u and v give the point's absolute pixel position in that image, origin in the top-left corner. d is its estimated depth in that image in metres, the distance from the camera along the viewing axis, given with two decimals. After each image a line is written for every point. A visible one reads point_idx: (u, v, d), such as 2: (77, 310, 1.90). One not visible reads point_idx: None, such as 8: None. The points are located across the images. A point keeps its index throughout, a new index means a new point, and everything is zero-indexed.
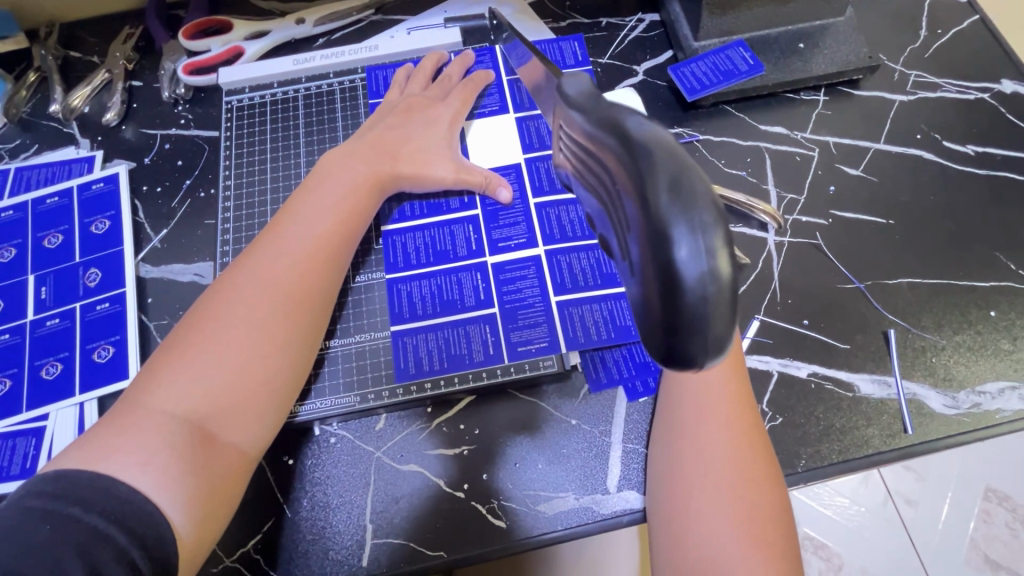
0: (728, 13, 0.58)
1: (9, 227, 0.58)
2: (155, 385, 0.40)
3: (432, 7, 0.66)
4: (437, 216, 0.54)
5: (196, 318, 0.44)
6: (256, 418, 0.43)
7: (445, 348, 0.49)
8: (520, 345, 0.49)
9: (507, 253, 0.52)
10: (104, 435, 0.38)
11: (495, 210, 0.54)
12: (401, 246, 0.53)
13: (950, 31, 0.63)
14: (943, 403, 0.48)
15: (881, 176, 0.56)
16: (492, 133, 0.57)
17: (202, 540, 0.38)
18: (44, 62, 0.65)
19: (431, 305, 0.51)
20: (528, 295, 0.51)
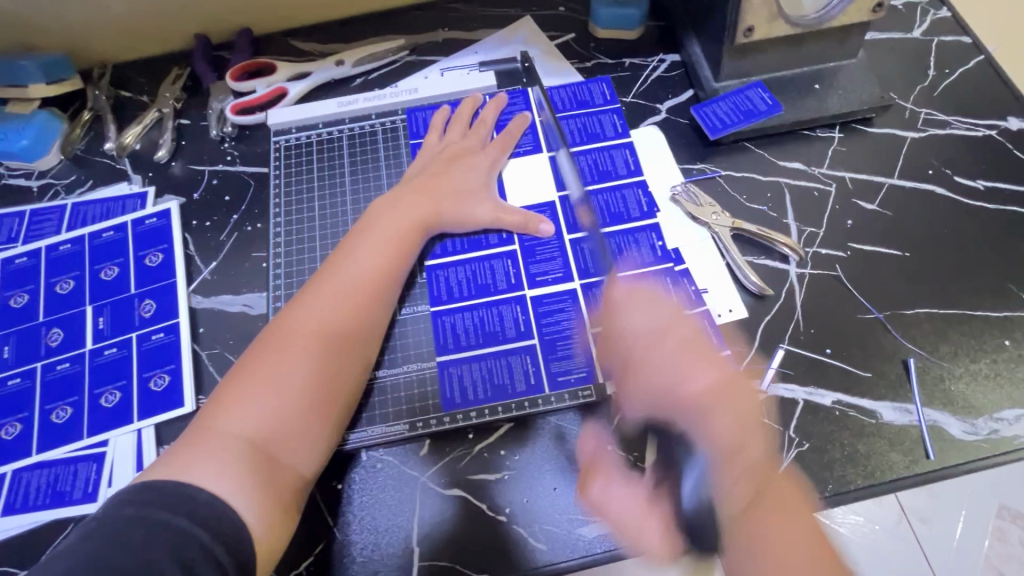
0: (747, 56, 0.61)
1: (67, 260, 0.61)
2: (229, 405, 0.44)
3: (464, 48, 0.70)
4: (477, 251, 0.57)
5: (262, 345, 0.47)
6: (316, 439, 0.46)
7: (488, 378, 0.52)
8: (560, 374, 0.52)
9: (545, 287, 0.55)
10: (185, 449, 0.42)
11: (531, 245, 0.57)
12: (444, 280, 0.56)
13: (957, 70, 0.66)
14: (962, 429, 0.50)
15: (896, 210, 0.59)
16: (527, 171, 0.61)
17: (270, 547, 0.41)
18: (98, 103, 0.69)
19: (474, 337, 0.54)
20: (566, 327, 0.53)
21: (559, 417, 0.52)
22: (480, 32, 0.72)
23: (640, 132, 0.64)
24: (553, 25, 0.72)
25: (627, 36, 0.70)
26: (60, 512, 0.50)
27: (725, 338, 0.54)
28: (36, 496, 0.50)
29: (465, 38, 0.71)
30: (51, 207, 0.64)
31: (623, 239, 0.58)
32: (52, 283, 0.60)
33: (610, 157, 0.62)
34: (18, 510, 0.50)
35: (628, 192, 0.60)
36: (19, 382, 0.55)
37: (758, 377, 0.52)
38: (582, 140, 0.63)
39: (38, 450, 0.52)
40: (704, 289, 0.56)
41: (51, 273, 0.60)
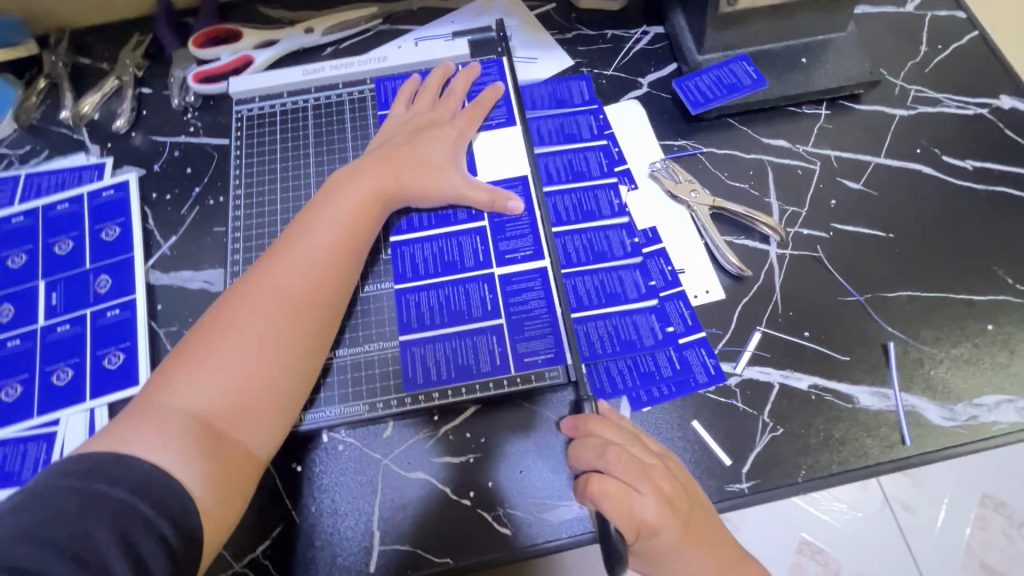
0: (733, 27, 0.59)
1: (19, 233, 0.58)
2: (175, 378, 0.42)
3: (440, 17, 0.67)
4: (445, 227, 0.55)
5: (212, 317, 0.45)
6: (268, 414, 0.44)
7: (453, 358, 0.50)
8: (526, 355, 0.50)
9: (514, 265, 0.53)
10: (126, 423, 0.40)
11: (501, 221, 0.55)
12: (409, 256, 0.54)
13: (950, 46, 0.64)
14: (941, 415, 0.49)
15: (882, 190, 0.57)
16: (500, 155, 0.58)
17: (218, 519, 0.40)
18: (55, 70, 0.66)
19: (438, 315, 0.52)
20: (534, 306, 0.52)
21: (525, 399, 0.50)
22: (456, 0, 0.69)
23: (620, 106, 0.62)
24: None
25: (610, 6, 0.67)
26: (8, 493, 0.48)
27: (700, 321, 0.52)
28: None
29: (441, 7, 0.68)
30: (3, 178, 0.61)
31: (594, 234, 0.55)
32: (4, 256, 0.57)
33: (585, 158, 0.59)
34: None
35: (601, 192, 0.57)
36: None
37: (732, 360, 0.51)
38: (555, 142, 0.60)
39: None
40: (680, 269, 0.54)
41: (3, 247, 0.58)
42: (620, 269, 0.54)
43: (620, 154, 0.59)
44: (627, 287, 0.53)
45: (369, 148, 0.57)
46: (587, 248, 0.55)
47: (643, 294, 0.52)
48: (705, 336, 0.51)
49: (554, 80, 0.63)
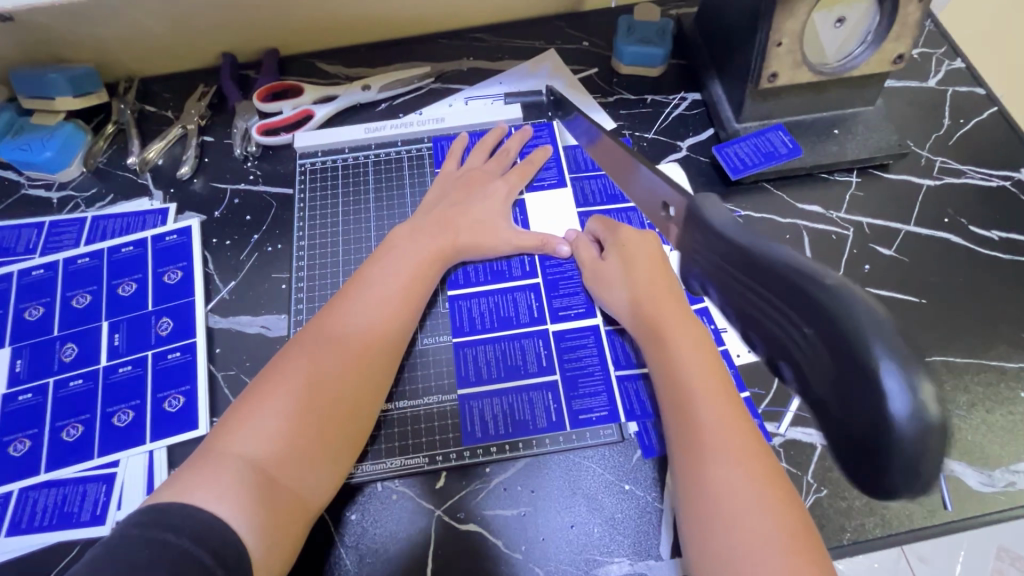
0: (771, 99, 0.62)
1: (85, 274, 0.60)
2: (235, 429, 0.44)
3: (488, 78, 0.71)
4: (500, 283, 0.58)
5: (272, 369, 0.47)
6: (317, 464, 0.45)
7: (510, 413, 0.52)
8: (581, 412, 0.52)
9: (568, 322, 0.56)
10: (187, 472, 0.42)
11: (555, 278, 0.58)
12: (466, 311, 0.57)
13: (971, 121, 0.67)
14: (979, 480, 0.50)
15: (913, 256, 0.60)
16: (548, 215, 0.62)
17: (267, 571, 0.41)
18: (123, 117, 0.69)
19: (496, 369, 0.54)
20: (588, 363, 0.54)
21: (576, 453, 0.51)
22: (504, 63, 0.73)
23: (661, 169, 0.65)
24: (577, 60, 0.73)
25: (650, 72, 0.71)
26: (67, 534, 0.49)
27: (743, 381, 0.54)
28: (44, 516, 0.49)
29: (490, 68, 0.73)
30: (70, 220, 0.64)
31: None
32: (68, 296, 0.59)
33: (627, 219, 0.61)
34: (25, 530, 0.49)
35: None
36: (30, 398, 0.55)
37: (776, 420, 0.52)
38: (601, 202, 0.62)
39: (46, 468, 0.51)
40: (722, 327, 0.56)
41: (67, 287, 0.60)
42: None
43: None
44: None
45: (419, 209, 0.60)
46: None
47: None
48: (749, 396, 0.53)
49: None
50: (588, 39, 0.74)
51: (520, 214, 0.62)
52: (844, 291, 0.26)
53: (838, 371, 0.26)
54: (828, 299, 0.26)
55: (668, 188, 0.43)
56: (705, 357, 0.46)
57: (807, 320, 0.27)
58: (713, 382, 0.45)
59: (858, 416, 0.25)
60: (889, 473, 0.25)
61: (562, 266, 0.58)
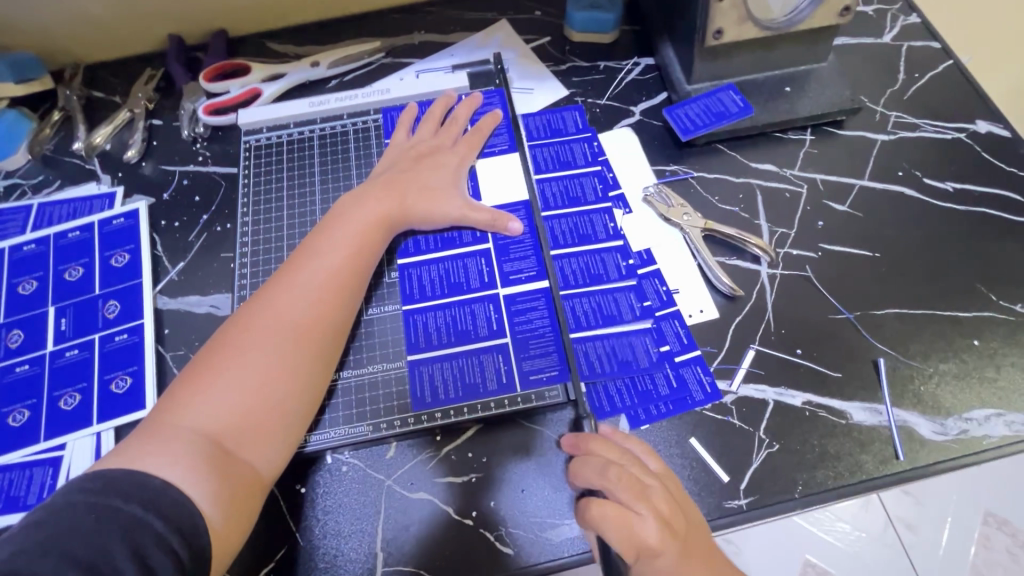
0: (719, 58, 0.61)
1: (31, 260, 0.60)
2: (183, 403, 0.43)
3: (440, 51, 0.71)
4: (450, 250, 0.58)
5: (217, 343, 0.47)
6: (273, 432, 0.45)
7: (460, 377, 0.52)
8: (532, 373, 0.52)
9: (518, 286, 0.55)
10: (136, 443, 0.41)
11: (505, 244, 0.58)
12: (416, 278, 0.56)
13: (926, 74, 0.67)
14: (932, 429, 0.50)
15: (867, 211, 0.59)
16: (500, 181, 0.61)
17: (224, 542, 0.40)
18: (69, 103, 0.69)
19: (445, 335, 0.54)
20: (538, 325, 0.54)
21: (528, 418, 0.51)
22: (456, 35, 0.72)
23: (613, 133, 0.64)
24: (529, 29, 0.72)
25: (602, 39, 0.70)
26: (14, 518, 0.48)
27: (694, 338, 0.53)
28: None
29: (441, 40, 0.72)
30: (16, 207, 0.63)
31: (590, 257, 0.57)
32: (14, 283, 0.59)
33: (580, 184, 0.61)
34: None
35: (597, 216, 0.59)
36: None
37: (727, 378, 0.52)
38: (552, 168, 0.62)
39: None
40: (674, 289, 0.56)
41: (13, 274, 0.59)
42: (616, 290, 0.55)
43: (613, 179, 0.61)
44: (623, 309, 0.54)
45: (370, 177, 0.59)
46: (583, 270, 0.56)
47: (640, 315, 0.53)
48: (700, 354, 0.53)
49: (548, 110, 0.66)
50: (540, 8, 0.73)
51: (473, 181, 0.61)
52: None
53: None
54: None
55: None
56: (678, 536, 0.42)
57: None
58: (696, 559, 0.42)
59: None
60: None
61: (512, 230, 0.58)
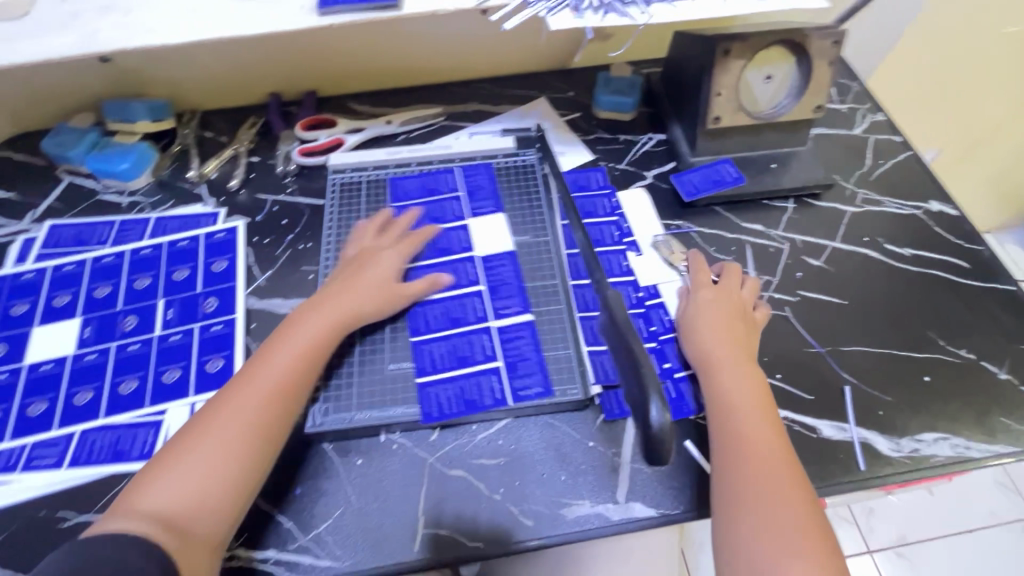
0: (718, 138, 0.76)
1: (147, 261, 0.73)
2: (147, 485, 0.48)
3: (490, 118, 0.86)
4: (450, 290, 0.67)
5: (187, 427, 0.52)
6: (226, 504, 0.49)
7: (461, 394, 0.60)
8: (520, 390, 0.60)
9: (508, 319, 0.65)
10: (104, 524, 0.46)
11: (496, 285, 0.68)
12: (422, 315, 0.65)
13: (889, 161, 0.81)
14: (888, 446, 0.59)
15: (837, 267, 0.72)
16: (456, 242, 0.72)
17: None
18: (186, 140, 0.84)
19: (448, 360, 0.63)
20: (525, 351, 0.63)
21: (549, 415, 0.61)
22: (504, 107, 0.88)
23: (628, 193, 0.78)
24: (563, 106, 0.88)
25: (623, 116, 0.86)
26: (120, 467, 0.58)
27: None
28: (101, 452, 0.59)
29: (492, 110, 0.88)
30: (137, 220, 0.77)
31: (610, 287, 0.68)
32: (131, 279, 0.71)
33: (600, 230, 0.74)
34: (84, 463, 0.58)
35: (614, 256, 0.71)
36: (95, 358, 0.65)
37: None
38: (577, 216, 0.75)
39: (106, 414, 0.61)
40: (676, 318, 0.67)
41: (132, 272, 0.72)
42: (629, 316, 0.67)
43: (628, 229, 0.74)
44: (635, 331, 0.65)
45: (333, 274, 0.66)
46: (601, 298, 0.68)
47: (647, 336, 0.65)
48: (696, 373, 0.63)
49: (496, 185, 0.77)
50: (574, 90, 0.90)
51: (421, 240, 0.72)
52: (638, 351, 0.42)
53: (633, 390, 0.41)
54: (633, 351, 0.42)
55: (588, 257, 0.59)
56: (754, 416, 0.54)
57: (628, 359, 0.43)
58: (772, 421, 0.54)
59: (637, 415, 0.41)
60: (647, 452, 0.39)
61: (501, 275, 0.68)
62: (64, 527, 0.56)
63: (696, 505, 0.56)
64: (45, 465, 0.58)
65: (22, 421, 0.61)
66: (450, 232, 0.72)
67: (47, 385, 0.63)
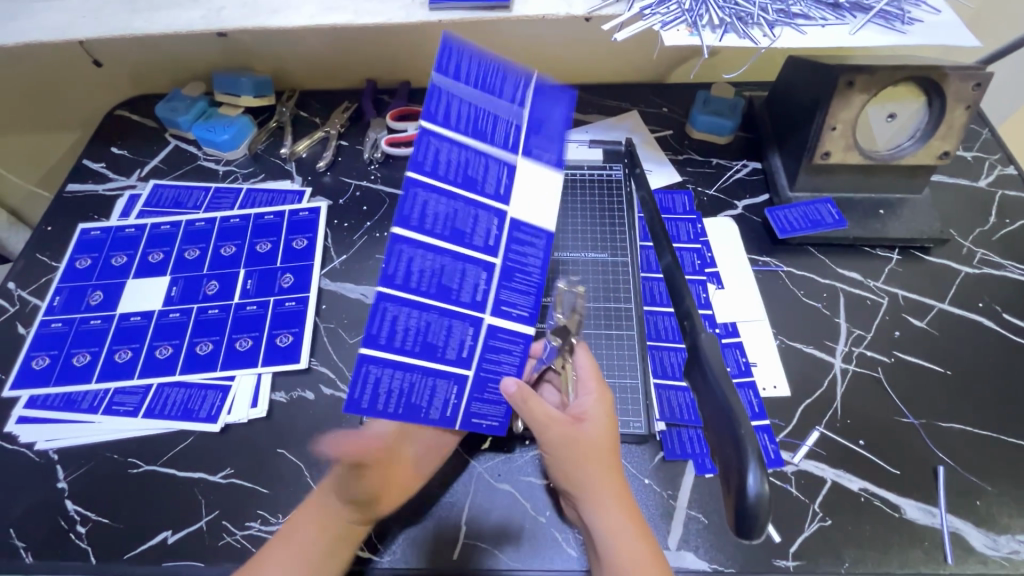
0: (822, 175, 0.71)
1: (234, 230, 0.76)
2: None
3: (578, 127, 0.84)
4: (456, 245, 0.52)
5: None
6: None
7: (406, 395, 0.54)
8: (476, 416, 0.57)
9: (504, 320, 0.56)
10: None
11: (512, 268, 0.55)
12: (406, 258, 0.50)
13: (1017, 221, 0.73)
14: (983, 542, 0.53)
15: (943, 330, 0.65)
16: (490, 180, 0.52)
17: None
18: (282, 117, 0.87)
19: (412, 342, 0.53)
20: (505, 369, 0.57)
21: None
22: (594, 116, 0.86)
23: (715, 221, 0.74)
24: (655, 122, 0.85)
25: (718, 139, 0.82)
26: (188, 424, 0.61)
27: (765, 410, 0.60)
28: (173, 407, 0.62)
29: (580, 118, 0.86)
30: (230, 189, 0.81)
31: None
32: (218, 246, 0.74)
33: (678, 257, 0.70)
34: (157, 415, 0.62)
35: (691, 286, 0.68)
36: (178, 316, 0.69)
37: (791, 450, 0.57)
38: None
39: (181, 371, 0.64)
40: (752, 362, 0.63)
41: (219, 239, 0.75)
42: None
43: (711, 258, 0.70)
44: None
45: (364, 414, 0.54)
46: (674, 329, 0.65)
47: None
48: (769, 424, 0.59)
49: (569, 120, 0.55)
50: (668, 106, 0.87)
51: (452, 150, 0.49)
52: (730, 404, 0.38)
53: (722, 450, 0.38)
54: (725, 406, 0.38)
55: (676, 284, 0.50)
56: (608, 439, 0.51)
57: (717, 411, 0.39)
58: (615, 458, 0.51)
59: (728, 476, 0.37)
60: (739, 522, 0.36)
61: (524, 258, 0.56)
62: (133, 473, 0.59)
63: (752, 566, 0.52)
64: (123, 411, 0.62)
65: (109, 365, 0.65)
66: (485, 158, 0.51)
67: (134, 335, 0.67)
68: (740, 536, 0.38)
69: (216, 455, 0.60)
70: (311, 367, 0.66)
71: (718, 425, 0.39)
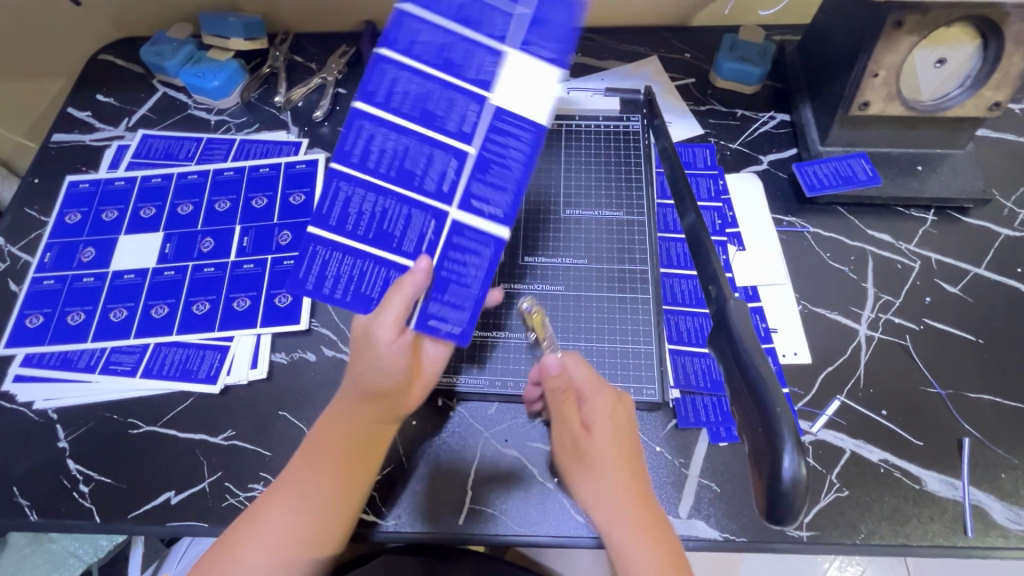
0: (858, 127, 0.65)
1: (228, 184, 0.72)
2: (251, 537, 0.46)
3: (593, 74, 0.78)
4: (425, 128, 0.48)
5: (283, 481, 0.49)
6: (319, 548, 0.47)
7: (355, 281, 0.49)
8: (433, 319, 0.49)
9: (473, 216, 0.49)
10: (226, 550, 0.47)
11: (489, 159, 0.49)
12: (365, 134, 0.48)
13: None
14: (1006, 516, 0.51)
15: (977, 297, 0.61)
16: (473, 66, 0.48)
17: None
18: (276, 62, 0.81)
19: (366, 225, 0.49)
20: (469, 273, 0.49)
21: None
22: (610, 62, 0.80)
23: (739, 177, 0.69)
24: (677, 68, 0.79)
25: (745, 89, 0.76)
26: (187, 385, 0.60)
27: (785, 378, 0.57)
28: (171, 367, 0.60)
29: (595, 64, 0.80)
30: (223, 140, 0.76)
31: None
32: (213, 201, 0.71)
33: None
34: (155, 376, 0.60)
35: None
36: (173, 274, 0.66)
37: (810, 419, 0.55)
38: None
39: (177, 331, 0.62)
40: (773, 328, 0.60)
41: (213, 193, 0.71)
42: None
43: (732, 218, 0.66)
44: None
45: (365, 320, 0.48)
46: (692, 292, 0.62)
47: None
48: (788, 393, 0.56)
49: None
50: (691, 52, 0.80)
51: (432, 33, 0.47)
52: (765, 381, 0.35)
53: (753, 429, 0.35)
54: (760, 384, 0.35)
55: (704, 246, 0.46)
56: (621, 441, 0.48)
57: (748, 389, 0.36)
58: (630, 475, 0.47)
59: (760, 459, 0.34)
60: (772, 506, 0.33)
61: (505, 150, 0.49)
62: (134, 434, 0.58)
63: (764, 536, 0.50)
64: (121, 371, 0.60)
65: (104, 324, 0.63)
66: (472, 44, 0.47)
67: (129, 294, 0.65)
68: (772, 526, 0.35)
69: (217, 416, 0.59)
70: (311, 328, 0.63)
71: (750, 403, 0.36)
